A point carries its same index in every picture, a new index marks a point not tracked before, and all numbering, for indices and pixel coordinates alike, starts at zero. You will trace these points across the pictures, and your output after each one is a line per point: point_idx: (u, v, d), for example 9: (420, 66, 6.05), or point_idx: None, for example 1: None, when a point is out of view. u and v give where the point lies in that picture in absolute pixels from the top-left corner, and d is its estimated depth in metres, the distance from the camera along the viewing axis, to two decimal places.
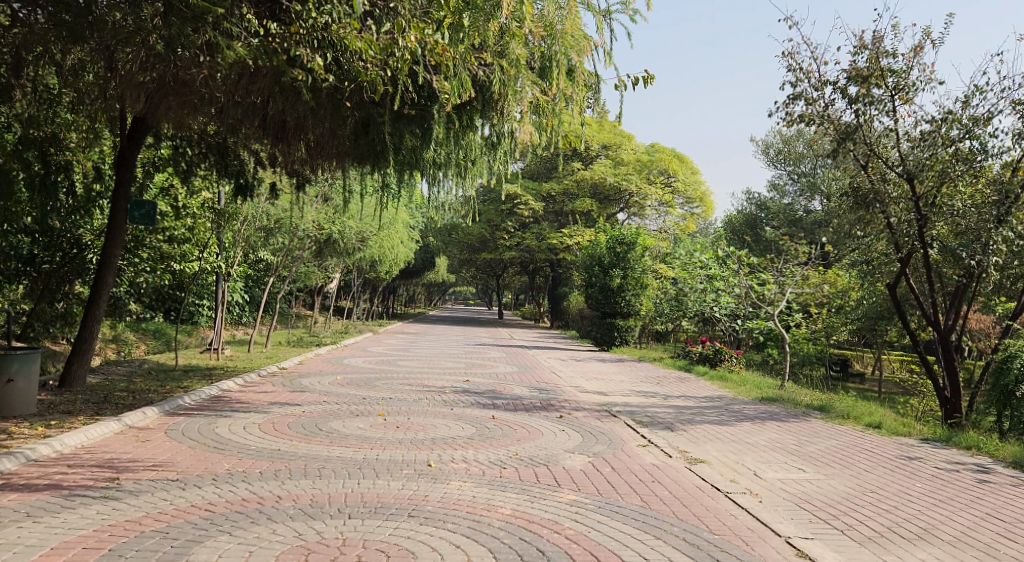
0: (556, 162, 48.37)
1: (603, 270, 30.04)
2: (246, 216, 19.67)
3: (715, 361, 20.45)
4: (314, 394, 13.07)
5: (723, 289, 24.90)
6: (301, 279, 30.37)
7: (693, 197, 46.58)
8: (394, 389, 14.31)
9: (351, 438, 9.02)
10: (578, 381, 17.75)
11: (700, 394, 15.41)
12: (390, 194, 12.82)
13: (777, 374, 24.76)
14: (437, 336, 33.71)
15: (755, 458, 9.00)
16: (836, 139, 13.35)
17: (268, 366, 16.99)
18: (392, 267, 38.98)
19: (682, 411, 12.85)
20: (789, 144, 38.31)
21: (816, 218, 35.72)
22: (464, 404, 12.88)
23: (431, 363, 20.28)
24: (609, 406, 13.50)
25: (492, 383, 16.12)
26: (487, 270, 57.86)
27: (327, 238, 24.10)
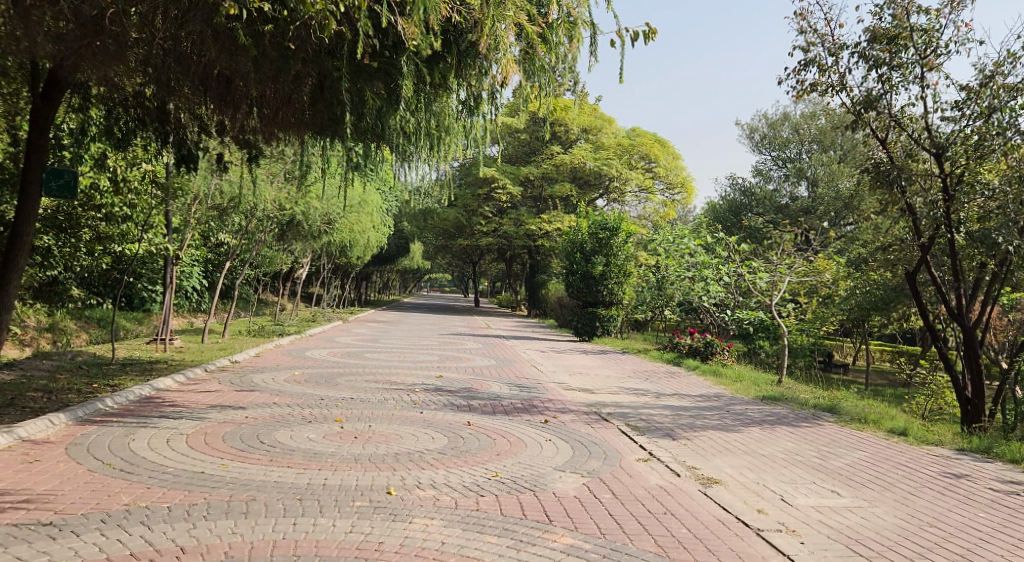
0: (535, 145, 46.79)
1: (584, 256, 28.55)
2: (198, 194, 18.03)
3: (706, 354, 19.01)
4: (263, 395, 11.47)
5: (711, 279, 23.48)
6: (265, 265, 28.67)
7: (674, 182, 45.61)
8: (357, 388, 12.76)
9: (297, 455, 7.46)
10: (560, 376, 16.23)
11: (695, 392, 13.96)
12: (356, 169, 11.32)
13: (768, 368, 23.43)
14: (410, 325, 32.16)
15: (778, 477, 7.56)
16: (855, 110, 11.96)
17: (219, 360, 15.40)
18: (364, 253, 37.34)
19: (680, 413, 11.38)
20: (775, 129, 36.82)
21: (804, 204, 34.45)
22: (435, 406, 11.36)
23: (401, 356, 18.66)
24: (597, 407, 12.03)
25: (467, 380, 14.59)
26: (462, 257, 56.29)
27: (290, 219, 22.53)
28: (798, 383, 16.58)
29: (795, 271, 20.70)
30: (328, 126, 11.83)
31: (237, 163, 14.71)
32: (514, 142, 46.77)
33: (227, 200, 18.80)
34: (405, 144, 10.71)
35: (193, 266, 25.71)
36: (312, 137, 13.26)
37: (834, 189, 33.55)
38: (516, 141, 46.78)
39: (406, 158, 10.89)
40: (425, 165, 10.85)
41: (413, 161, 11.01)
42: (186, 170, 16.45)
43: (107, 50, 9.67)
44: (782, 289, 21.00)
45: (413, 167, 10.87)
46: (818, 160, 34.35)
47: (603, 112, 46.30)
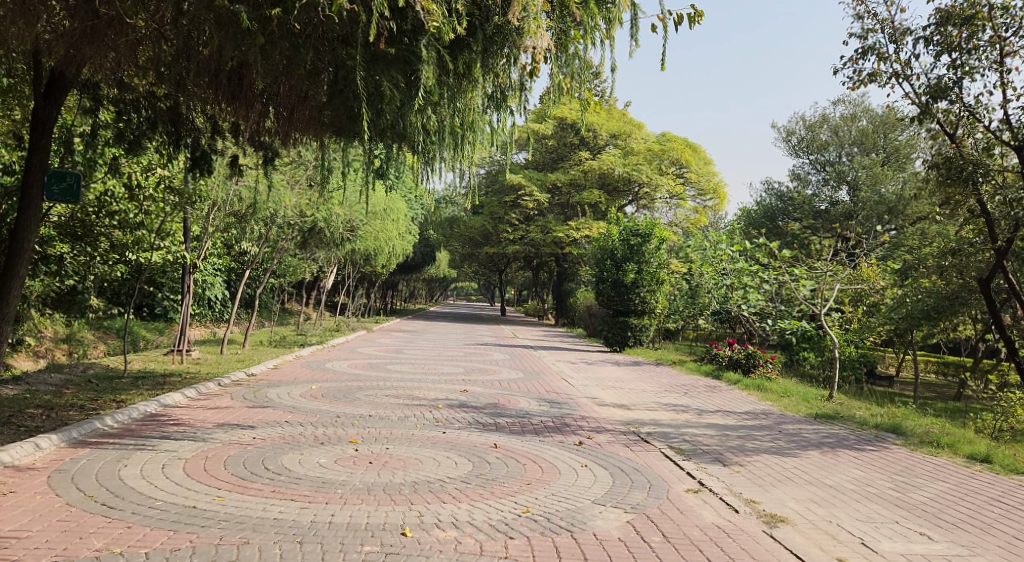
0: (563, 150, 45.90)
1: (615, 264, 27.56)
2: (216, 201, 17.40)
3: (748, 367, 17.99)
4: (275, 412, 10.70)
5: (751, 286, 22.41)
6: (288, 274, 28.06)
7: (706, 188, 44.53)
8: (377, 404, 11.95)
9: (303, 484, 6.65)
10: (594, 391, 15.32)
11: (739, 409, 13.00)
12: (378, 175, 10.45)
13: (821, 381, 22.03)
14: (436, 335, 31.37)
15: (852, 514, 6.64)
16: (923, 100, 11.08)
17: (235, 373, 14.66)
18: (389, 261, 36.65)
19: (727, 434, 10.45)
20: (812, 131, 35.61)
21: (844, 209, 33.20)
22: (461, 424, 10.53)
23: (424, 369, 17.85)
24: (636, 426, 11.14)
25: (493, 394, 13.75)
26: (488, 266, 55.53)
27: (311, 226, 21.84)
28: (849, 398, 15.52)
29: (843, 278, 19.57)
30: (347, 125, 11.09)
31: (254, 167, 14.05)
32: (541, 148, 45.95)
33: (246, 208, 18.14)
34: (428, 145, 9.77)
35: (214, 275, 25.14)
36: (331, 138, 12.53)
37: (876, 194, 32.27)
38: (544, 147, 45.97)
39: (432, 161, 9.98)
40: (452, 170, 9.91)
41: (438, 164, 10.11)
42: (203, 176, 15.83)
43: (109, 42, 8.95)
44: (830, 298, 19.82)
45: (438, 172, 9.94)
46: (859, 164, 33.15)
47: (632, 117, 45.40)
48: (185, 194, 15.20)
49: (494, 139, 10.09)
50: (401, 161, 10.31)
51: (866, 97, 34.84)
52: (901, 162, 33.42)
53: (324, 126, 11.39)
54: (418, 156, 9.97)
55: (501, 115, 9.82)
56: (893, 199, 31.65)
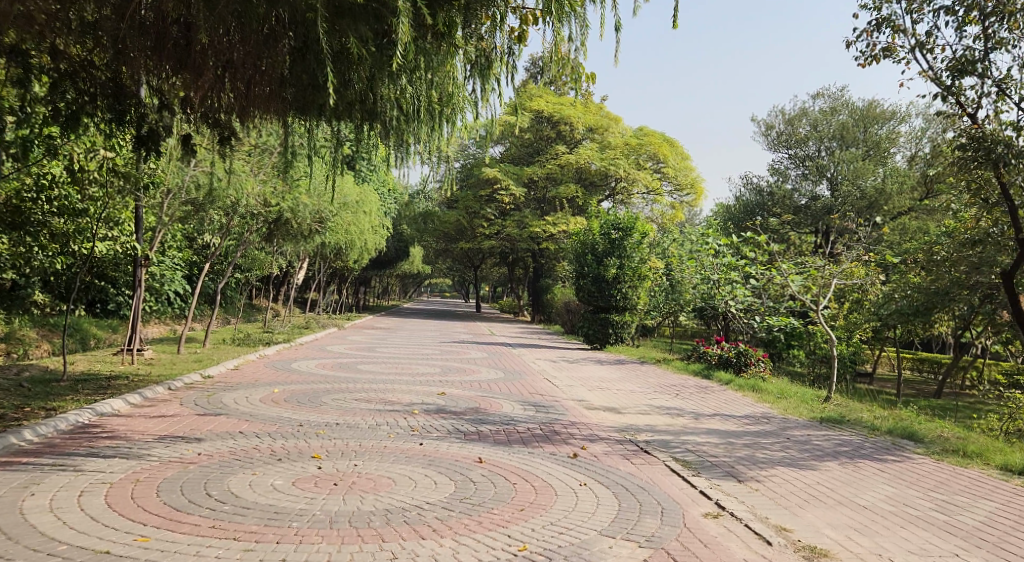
0: (540, 144, 44.80)
1: (596, 259, 26.48)
2: (172, 187, 16.19)
3: (739, 365, 16.98)
4: (228, 420, 9.55)
5: (736, 281, 21.32)
6: (254, 269, 26.75)
7: (683, 183, 43.52)
8: (344, 410, 10.82)
9: (250, 516, 5.57)
10: (579, 393, 14.20)
11: (739, 412, 11.94)
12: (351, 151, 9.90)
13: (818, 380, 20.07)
14: (409, 332, 30.19)
15: (900, 544, 5.65)
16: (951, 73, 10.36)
17: (190, 375, 13.49)
18: (361, 256, 35.38)
19: (732, 442, 9.37)
20: (792, 124, 34.56)
21: (826, 204, 32.29)
22: (437, 432, 9.44)
23: (397, 369, 16.69)
24: (631, 434, 10.10)
25: (472, 397, 12.66)
26: (464, 262, 54.39)
27: (277, 217, 20.58)
28: (849, 399, 14.53)
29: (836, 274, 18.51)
30: (311, 100, 10.23)
31: (210, 148, 12.95)
32: (516, 141, 44.83)
33: (204, 195, 16.88)
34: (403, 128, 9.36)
35: (174, 269, 23.83)
36: (294, 117, 11.42)
37: (858, 188, 31.43)
38: (519, 140, 44.87)
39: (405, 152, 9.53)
40: (425, 169, 9.65)
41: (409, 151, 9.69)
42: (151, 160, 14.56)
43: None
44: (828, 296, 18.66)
45: (412, 162, 9.60)
46: (840, 158, 32.29)
47: (609, 110, 44.46)
48: (133, 179, 14.07)
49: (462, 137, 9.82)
50: (372, 151, 9.80)
51: (844, 90, 33.81)
52: (881, 157, 32.55)
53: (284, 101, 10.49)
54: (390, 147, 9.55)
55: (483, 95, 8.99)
56: (875, 194, 30.83)
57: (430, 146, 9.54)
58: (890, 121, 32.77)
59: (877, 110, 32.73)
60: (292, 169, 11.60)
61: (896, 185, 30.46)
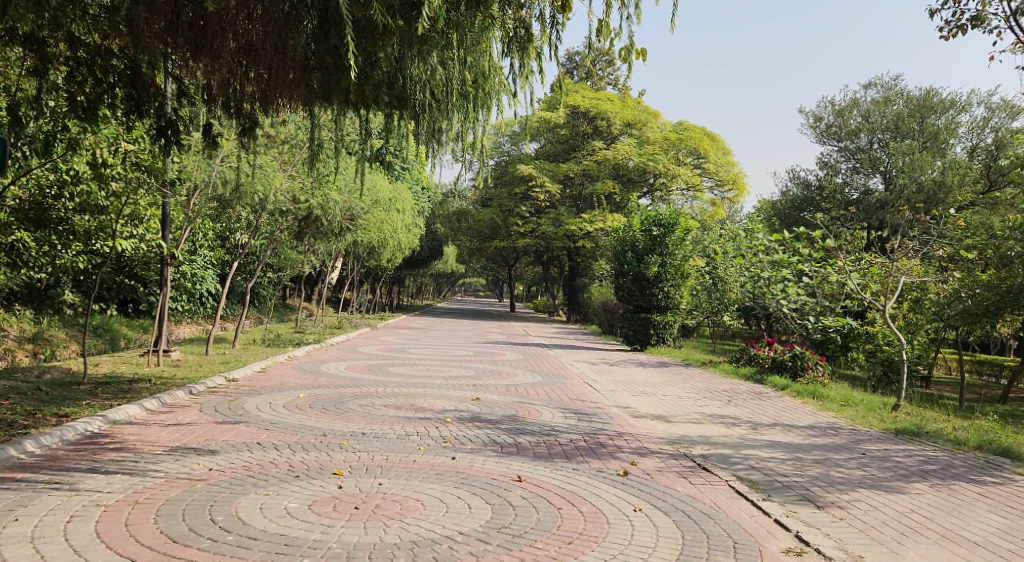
0: (576, 140, 43.91)
1: (636, 256, 25.48)
2: (199, 183, 15.53)
3: (796, 369, 15.95)
4: (249, 429, 8.81)
5: (788, 280, 20.08)
6: (285, 268, 26.18)
7: (724, 179, 42.23)
8: (371, 418, 10.05)
9: (257, 552, 4.82)
10: (624, 398, 13.31)
11: (800, 423, 11.02)
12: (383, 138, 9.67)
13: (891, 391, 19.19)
14: (443, 333, 29.43)
15: None
16: None
17: (214, 377, 12.86)
18: (395, 255, 34.72)
19: (801, 459, 8.44)
20: (842, 116, 33.58)
21: (879, 198, 31.01)
22: (475, 444, 8.62)
23: (428, 371, 15.91)
24: (686, 447, 9.20)
25: (510, 404, 11.82)
26: (498, 260, 53.56)
27: (307, 213, 19.78)
28: (917, 407, 13.58)
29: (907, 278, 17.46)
30: (337, 87, 9.86)
31: (235, 140, 12.29)
32: (552, 137, 43.97)
33: (231, 192, 16.16)
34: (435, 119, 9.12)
35: (206, 268, 23.32)
36: (321, 107, 10.72)
37: (913, 181, 30.11)
38: (555, 136, 43.98)
39: (439, 146, 9.22)
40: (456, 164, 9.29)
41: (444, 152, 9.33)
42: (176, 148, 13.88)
43: None
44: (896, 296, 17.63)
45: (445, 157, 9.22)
46: (895, 150, 31.13)
47: (648, 104, 43.46)
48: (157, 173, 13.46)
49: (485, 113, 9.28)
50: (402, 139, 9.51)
51: (898, 80, 32.80)
52: (937, 149, 31.10)
53: (311, 90, 9.89)
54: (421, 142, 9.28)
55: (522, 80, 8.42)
56: (932, 187, 29.48)
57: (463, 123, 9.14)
58: (949, 111, 31.41)
59: (934, 100, 31.42)
60: (318, 162, 10.91)
61: (957, 178, 29.21)
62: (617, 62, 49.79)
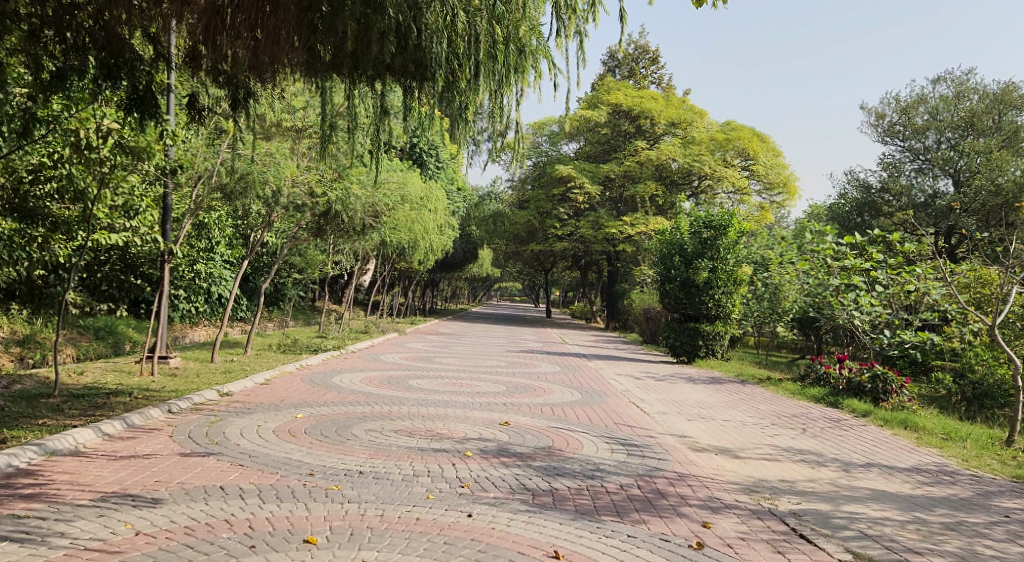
0: (617, 141, 41.87)
1: (685, 261, 23.35)
2: (201, 172, 13.98)
3: (878, 394, 13.88)
4: (219, 464, 7.07)
5: (860, 288, 17.71)
6: (306, 267, 24.50)
7: (775, 182, 39.97)
8: (376, 450, 8.22)
9: None
10: (679, 425, 11.38)
11: (901, 465, 9.10)
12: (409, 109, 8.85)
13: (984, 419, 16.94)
14: (473, 340, 27.54)
15: None
16: None
17: (206, 390, 11.14)
18: (427, 257, 32.92)
19: (928, 530, 6.56)
20: (907, 113, 31.24)
21: (951, 202, 28.55)
22: (502, 493, 6.79)
23: (453, 386, 14.05)
24: (769, 499, 7.33)
25: (546, 431, 9.96)
26: (534, 264, 51.47)
27: (325, 212, 17.94)
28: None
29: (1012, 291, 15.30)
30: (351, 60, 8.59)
31: (247, 123, 10.07)
32: (592, 137, 42.01)
33: (235, 183, 14.37)
34: (468, 96, 8.44)
35: (222, 267, 21.67)
36: (330, 80, 9.17)
37: (991, 183, 27.79)
38: (596, 136, 42.00)
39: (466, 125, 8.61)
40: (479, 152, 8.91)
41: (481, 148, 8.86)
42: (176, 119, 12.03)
43: None
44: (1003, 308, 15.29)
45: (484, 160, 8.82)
46: (970, 148, 28.68)
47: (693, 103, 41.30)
48: (150, 156, 10.99)
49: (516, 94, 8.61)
50: (418, 116, 8.82)
51: (971, 75, 30.45)
52: (1016, 147, 28.74)
53: (315, 55, 8.55)
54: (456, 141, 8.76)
55: (563, 33, 7.28)
56: (1011, 190, 27.12)
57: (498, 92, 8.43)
58: None
59: (1014, 95, 29.04)
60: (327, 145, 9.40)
61: None
62: (660, 60, 47.64)
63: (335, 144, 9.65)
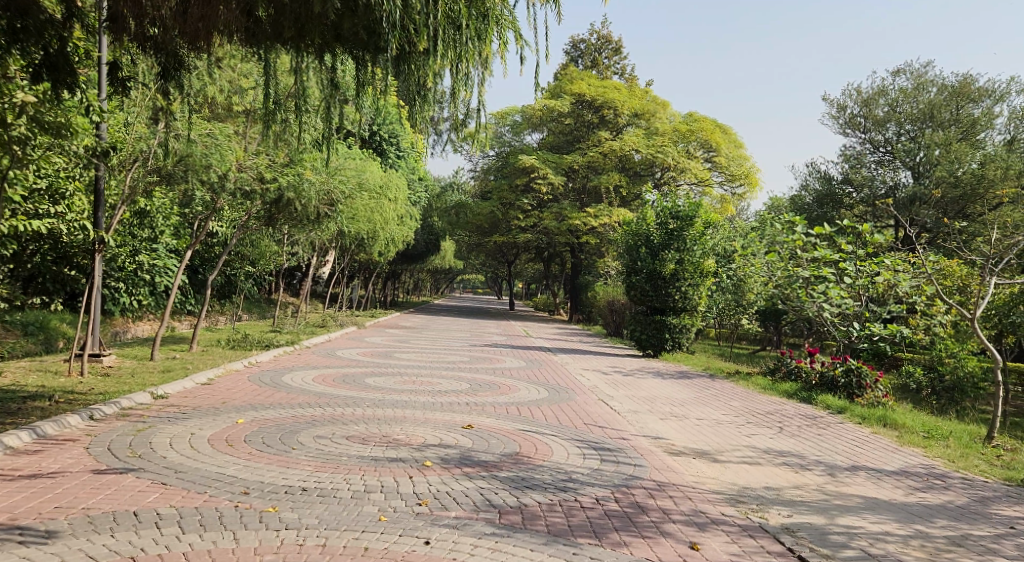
0: (580, 131, 41.15)
1: (651, 252, 22.65)
2: (135, 154, 13.03)
3: (853, 390, 13.28)
4: (137, 483, 6.22)
5: (829, 279, 16.93)
6: (258, 259, 23.40)
7: (736, 174, 39.62)
8: (323, 461, 7.37)
9: None
10: (653, 425, 10.66)
11: (889, 467, 8.44)
12: (364, 84, 8.24)
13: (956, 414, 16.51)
14: (435, 334, 26.62)
15: None
16: None
17: (138, 392, 10.19)
18: (387, 249, 31.95)
19: (935, 548, 5.91)
20: (868, 105, 30.96)
21: (914, 194, 28.32)
22: (462, 512, 6.01)
23: (412, 384, 13.22)
24: (758, 511, 6.63)
25: (512, 435, 9.18)
26: (497, 256, 50.64)
27: (277, 200, 16.92)
28: (1014, 440, 10.96)
29: (985, 283, 14.68)
30: (296, 24, 7.81)
31: (180, 100, 9.19)
32: (555, 127, 41.33)
33: (174, 166, 13.40)
34: (426, 70, 7.90)
35: (168, 258, 20.51)
36: (277, 50, 8.36)
37: (951, 174, 27.52)
38: (559, 126, 41.26)
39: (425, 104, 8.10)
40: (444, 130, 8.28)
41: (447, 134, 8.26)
42: (105, 96, 11.04)
43: None
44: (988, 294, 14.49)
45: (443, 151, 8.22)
46: (931, 139, 28.42)
47: (656, 94, 40.73)
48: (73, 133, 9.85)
49: (477, 67, 7.93)
50: (370, 90, 8.28)
51: (930, 67, 30.24)
52: (972, 140, 28.64)
53: (255, 17, 7.79)
54: (413, 121, 8.16)
55: None
56: (971, 181, 26.99)
57: (458, 65, 7.72)
58: (985, 100, 28.89)
59: (971, 87, 28.87)
60: (272, 121, 8.61)
61: (998, 172, 26.72)
62: (623, 50, 47.03)
63: (281, 125, 8.76)
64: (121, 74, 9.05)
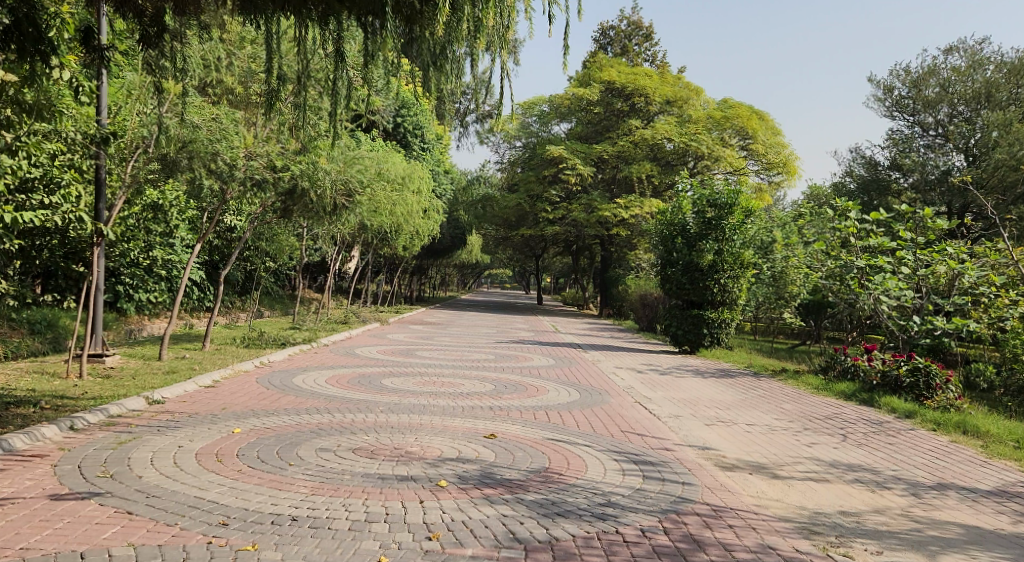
0: (610, 120, 39.84)
1: (687, 243, 21.44)
2: (137, 142, 12.15)
3: (922, 390, 12.03)
4: (97, 513, 5.30)
5: (886, 269, 15.49)
6: (276, 254, 22.56)
7: (773, 162, 38.23)
8: (322, 480, 6.36)
9: None
10: (699, 432, 9.53)
11: (983, 487, 7.24)
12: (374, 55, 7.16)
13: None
14: (461, 330, 25.63)
15: None
16: None
17: (131, 398, 9.29)
18: (412, 243, 31.00)
19: None
20: (917, 86, 29.39)
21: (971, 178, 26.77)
22: (477, 550, 4.98)
23: (433, 386, 12.22)
24: (837, 545, 5.52)
25: (541, 446, 8.10)
26: (525, 250, 49.54)
27: (290, 190, 15.92)
28: None
29: None
30: None
31: (171, 75, 8.25)
32: (585, 116, 40.16)
33: (178, 153, 12.68)
34: (437, 33, 6.95)
35: (183, 253, 19.72)
36: (275, 16, 7.37)
37: (1011, 156, 25.60)
38: (588, 115, 40.05)
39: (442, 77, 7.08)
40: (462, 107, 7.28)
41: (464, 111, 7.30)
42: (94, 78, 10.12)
43: None
44: None
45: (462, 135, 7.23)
46: (989, 119, 26.79)
47: (689, 80, 39.30)
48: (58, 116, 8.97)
49: (500, 31, 6.84)
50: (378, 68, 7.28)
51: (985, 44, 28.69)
52: None
53: None
54: (429, 95, 7.25)
55: None
56: None
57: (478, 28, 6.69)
58: None
59: None
60: (271, 98, 7.60)
61: None
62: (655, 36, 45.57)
63: (282, 103, 7.75)
64: (106, 47, 8.12)
